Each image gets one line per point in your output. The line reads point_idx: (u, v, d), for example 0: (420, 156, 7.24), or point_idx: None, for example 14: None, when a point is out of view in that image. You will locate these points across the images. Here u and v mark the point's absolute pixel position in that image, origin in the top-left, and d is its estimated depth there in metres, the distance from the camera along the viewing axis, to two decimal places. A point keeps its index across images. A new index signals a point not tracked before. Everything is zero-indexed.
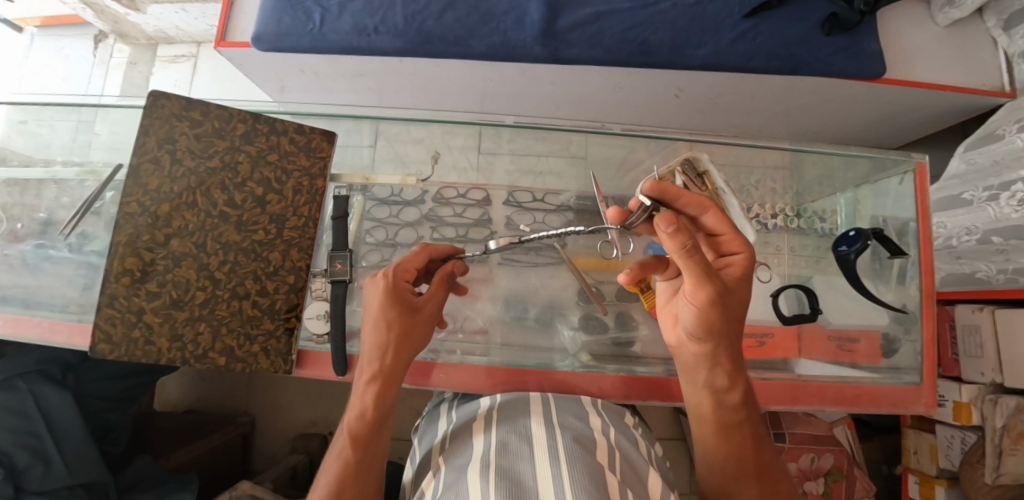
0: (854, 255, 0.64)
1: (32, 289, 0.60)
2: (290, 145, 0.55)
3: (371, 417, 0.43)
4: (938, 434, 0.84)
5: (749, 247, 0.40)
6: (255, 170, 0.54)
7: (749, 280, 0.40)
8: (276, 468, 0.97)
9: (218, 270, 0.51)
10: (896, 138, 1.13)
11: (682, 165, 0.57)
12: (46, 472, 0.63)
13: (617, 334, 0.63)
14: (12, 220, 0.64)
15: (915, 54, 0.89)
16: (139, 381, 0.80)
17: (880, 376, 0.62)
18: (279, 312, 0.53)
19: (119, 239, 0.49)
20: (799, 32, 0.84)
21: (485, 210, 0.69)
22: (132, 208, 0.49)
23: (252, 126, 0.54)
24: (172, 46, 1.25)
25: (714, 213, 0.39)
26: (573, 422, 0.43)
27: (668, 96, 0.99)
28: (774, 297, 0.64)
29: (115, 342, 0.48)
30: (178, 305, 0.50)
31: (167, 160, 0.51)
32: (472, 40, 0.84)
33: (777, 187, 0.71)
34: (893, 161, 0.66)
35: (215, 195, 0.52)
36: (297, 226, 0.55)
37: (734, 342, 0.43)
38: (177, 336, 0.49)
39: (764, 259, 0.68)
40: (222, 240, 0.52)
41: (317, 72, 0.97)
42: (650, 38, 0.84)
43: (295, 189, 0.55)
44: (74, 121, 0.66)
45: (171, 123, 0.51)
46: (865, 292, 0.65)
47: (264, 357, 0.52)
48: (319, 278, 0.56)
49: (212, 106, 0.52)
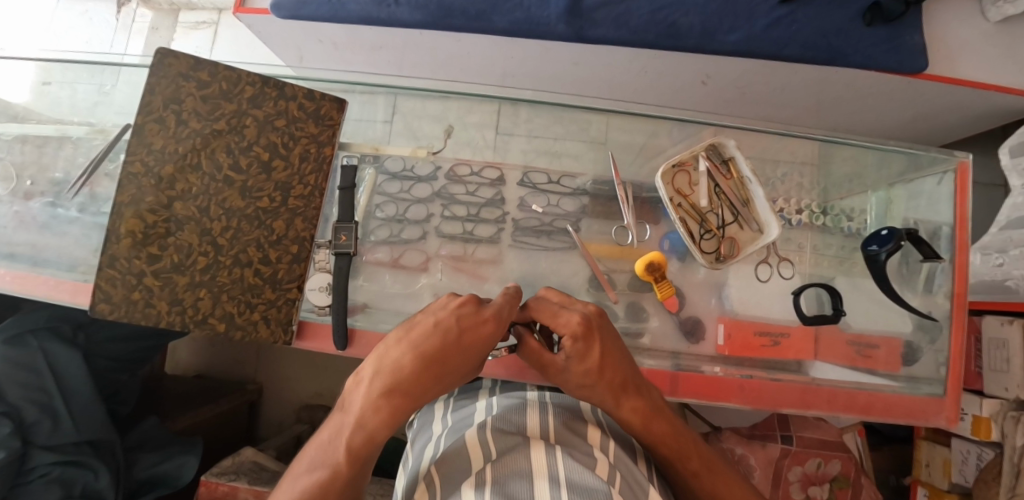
0: (885, 256, 0.60)
1: (42, 247, 0.61)
2: (299, 111, 0.53)
3: (379, 438, 0.40)
4: (953, 448, 0.80)
5: (565, 324, 0.44)
6: (262, 134, 0.52)
7: (583, 349, 0.43)
8: (280, 438, 0.99)
9: (221, 235, 0.50)
10: (930, 138, 1.08)
11: (708, 151, 0.64)
12: (54, 428, 0.65)
13: (627, 323, 0.62)
14: (27, 179, 0.65)
15: (958, 51, 0.84)
16: (149, 344, 0.81)
17: (898, 385, 0.59)
18: (282, 282, 0.52)
19: (123, 199, 0.49)
20: (837, 21, 0.79)
21: (499, 189, 0.66)
22: (136, 167, 0.49)
23: (260, 89, 0.52)
24: (193, 12, 1.23)
25: (534, 308, 0.47)
26: (573, 443, 0.42)
27: (693, 82, 0.96)
28: (795, 295, 0.62)
29: (114, 303, 0.48)
30: (179, 269, 0.49)
31: (173, 120, 0.50)
32: (494, 15, 0.81)
33: (804, 181, 0.67)
34: (933, 159, 0.64)
35: (220, 159, 0.51)
36: (303, 195, 0.53)
37: (617, 390, 0.45)
38: (178, 300, 0.49)
39: (786, 256, 0.66)
40: (226, 205, 0.51)
41: (336, 43, 0.96)
42: (680, 21, 0.80)
43: (302, 155, 0.53)
44: (97, 84, 0.68)
45: (178, 82, 0.50)
46: (892, 294, 0.63)
47: (264, 326, 0.51)
48: (324, 249, 0.54)
49: (220, 68, 0.51)
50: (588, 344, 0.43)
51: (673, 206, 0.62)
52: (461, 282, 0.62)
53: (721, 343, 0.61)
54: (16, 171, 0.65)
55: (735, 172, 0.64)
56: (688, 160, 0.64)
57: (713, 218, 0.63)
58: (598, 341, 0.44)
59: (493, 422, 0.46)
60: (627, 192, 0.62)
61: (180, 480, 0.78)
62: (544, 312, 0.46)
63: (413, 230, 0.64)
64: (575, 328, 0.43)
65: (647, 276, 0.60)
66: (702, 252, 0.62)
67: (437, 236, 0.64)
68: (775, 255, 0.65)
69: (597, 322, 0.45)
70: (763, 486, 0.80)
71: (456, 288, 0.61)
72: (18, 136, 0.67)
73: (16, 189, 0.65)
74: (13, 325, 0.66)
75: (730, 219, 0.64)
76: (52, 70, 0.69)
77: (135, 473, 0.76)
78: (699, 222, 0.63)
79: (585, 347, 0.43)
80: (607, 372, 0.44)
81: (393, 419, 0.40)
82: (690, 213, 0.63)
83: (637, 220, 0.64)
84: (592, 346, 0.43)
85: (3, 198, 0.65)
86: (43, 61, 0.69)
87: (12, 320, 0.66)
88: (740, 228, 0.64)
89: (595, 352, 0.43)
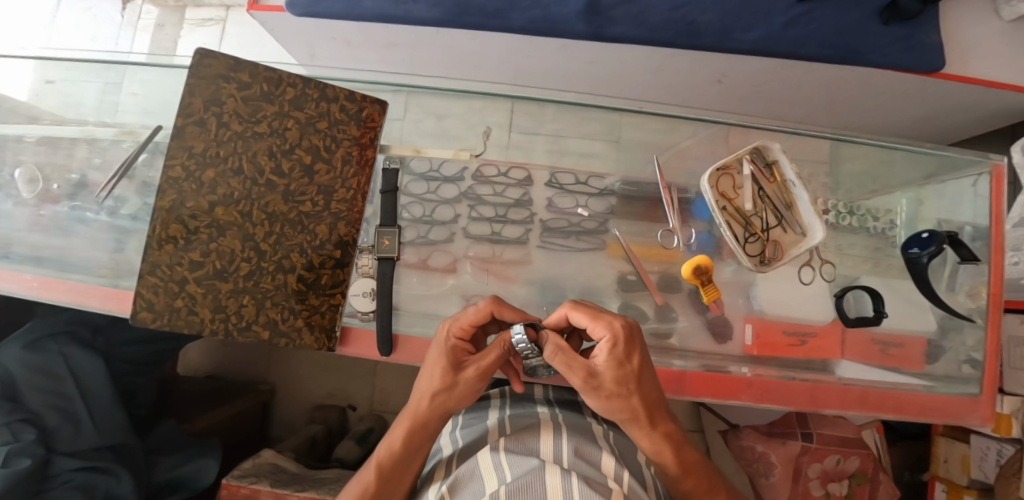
0: (926, 259, 0.60)
1: (63, 251, 0.60)
2: (342, 113, 0.53)
3: (395, 453, 0.47)
4: (972, 444, 0.81)
5: (608, 326, 0.41)
6: (304, 136, 0.52)
7: (623, 357, 0.41)
8: (295, 439, 0.97)
9: (264, 241, 0.50)
10: (939, 136, 1.09)
11: (751, 154, 0.63)
12: (76, 432, 0.64)
13: (656, 324, 0.62)
14: (52, 181, 0.64)
15: (973, 49, 0.84)
16: (163, 346, 0.80)
17: (923, 383, 0.60)
18: (325, 289, 0.51)
19: (163, 204, 0.48)
20: (855, 18, 0.79)
21: (526, 190, 0.66)
22: (176, 172, 0.48)
23: (301, 90, 0.52)
24: (200, 9, 1.21)
25: (573, 306, 0.44)
26: (582, 467, 0.42)
27: (710, 81, 0.96)
28: (836, 297, 0.62)
29: (157, 311, 0.47)
30: (221, 275, 0.49)
31: (212, 123, 0.49)
32: (511, 13, 0.80)
33: (828, 182, 0.68)
34: (969, 161, 0.65)
35: (263, 162, 0.50)
36: (345, 199, 0.53)
37: (645, 405, 0.43)
38: (221, 307, 0.48)
39: (828, 258, 0.66)
40: (270, 209, 0.50)
41: (349, 40, 0.94)
42: (698, 19, 0.79)
43: (345, 158, 0.53)
44: (101, 83, 0.67)
45: (216, 83, 0.49)
46: (932, 295, 0.63)
47: (309, 333, 0.50)
48: (364, 254, 0.54)
49: (260, 68, 0.50)
50: (629, 350, 0.41)
51: (719, 210, 0.61)
52: (488, 284, 0.61)
53: (749, 343, 0.61)
54: (37, 171, 0.64)
55: (778, 175, 0.64)
56: (732, 164, 0.63)
57: (757, 221, 0.63)
58: (638, 350, 0.42)
59: (507, 443, 0.46)
60: (671, 195, 0.63)
61: (200, 483, 0.77)
62: (586, 312, 0.43)
63: (440, 231, 0.63)
64: (618, 331, 0.41)
65: (694, 279, 0.59)
66: (747, 254, 0.62)
67: (465, 237, 0.63)
68: (817, 257, 0.65)
69: (638, 331, 0.43)
70: (783, 484, 0.82)
71: (483, 290, 0.61)
72: (37, 138, 0.66)
73: (38, 190, 0.64)
74: (27, 334, 0.65)
75: (773, 222, 0.63)
76: (77, 70, 0.68)
77: (155, 476, 0.74)
78: (744, 225, 0.62)
79: (627, 353, 0.41)
80: (642, 384, 0.42)
81: (404, 437, 0.46)
82: (734, 217, 0.62)
83: (682, 225, 0.64)
84: (633, 354, 0.41)
85: (26, 200, 0.64)
86: (62, 59, 0.68)
87: (28, 327, 0.66)
88: (783, 231, 0.63)
89: (635, 361, 0.41)
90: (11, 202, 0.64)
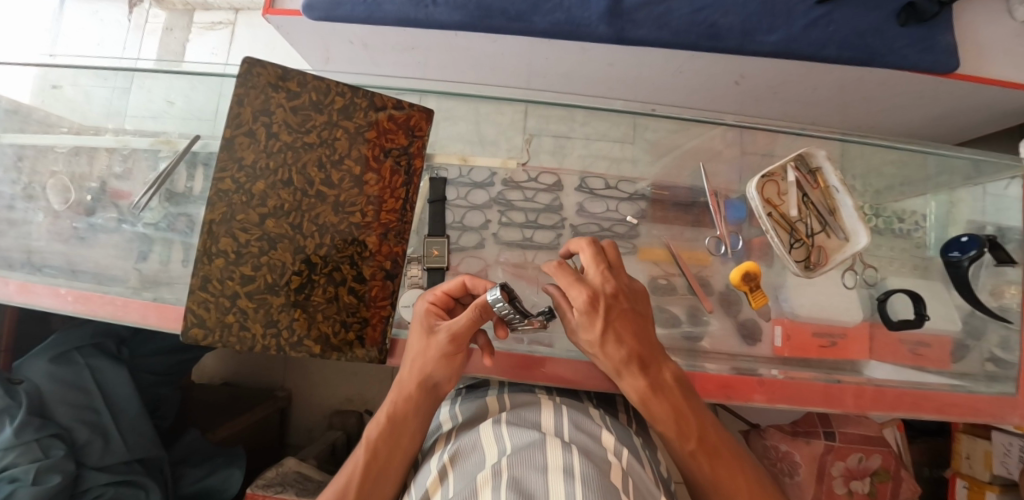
0: (968, 263, 0.62)
1: (92, 261, 0.59)
2: (390, 122, 0.56)
3: (382, 425, 0.49)
4: (994, 440, 0.81)
5: (575, 296, 0.45)
6: (353, 147, 0.55)
7: (587, 324, 0.45)
8: (316, 446, 0.95)
9: (314, 253, 0.53)
10: (952, 134, 1.09)
11: (796, 161, 0.63)
12: (105, 447, 0.63)
13: (689, 328, 0.61)
14: (81, 191, 0.63)
15: (989, 51, 0.84)
16: (189, 356, 0.80)
17: (954, 382, 0.60)
18: (375, 300, 0.53)
19: (215, 216, 0.50)
20: (873, 21, 0.79)
21: (556, 195, 0.66)
22: (226, 184, 0.51)
23: (349, 99, 0.55)
24: (209, 12, 1.19)
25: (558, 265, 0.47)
26: (583, 440, 0.43)
27: (727, 83, 0.96)
28: (880, 300, 0.63)
29: (208, 327, 0.50)
30: (273, 290, 0.51)
31: (262, 133, 0.53)
32: (535, 16, 0.80)
33: (852, 184, 0.69)
34: (1004, 164, 0.67)
35: (315, 172, 0.54)
36: (394, 209, 0.56)
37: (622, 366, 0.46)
38: (273, 322, 0.51)
39: (870, 262, 0.66)
40: (319, 221, 0.54)
41: (366, 44, 0.93)
42: (719, 21, 0.79)
43: (394, 168, 0.56)
44: (111, 90, 0.67)
45: (266, 92, 0.53)
46: (972, 297, 0.63)
47: (360, 345, 0.52)
48: (414, 264, 0.58)
49: (309, 78, 0.54)
50: (591, 320, 0.44)
51: (767, 216, 0.61)
52: (519, 289, 0.60)
53: (780, 345, 0.60)
54: (68, 182, 0.63)
55: (822, 180, 0.64)
56: (777, 172, 0.63)
57: (803, 228, 0.63)
58: (602, 319, 0.44)
59: (507, 416, 0.46)
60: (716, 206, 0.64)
61: (225, 493, 0.76)
62: (564, 275, 0.46)
63: (470, 237, 0.62)
64: (580, 302, 0.44)
65: (742, 285, 0.59)
66: (794, 259, 0.62)
67: (496, 243, 0.62)
68: (859, 261, 0.65)
69: (604, 300, 0.44)
70: (807, 484, 0.82)
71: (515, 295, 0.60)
72: (61, 148, 0.65)
73: (70, 201, 0.63)
74: (59, 343, 0.67)
75: (817, 228, 0.64)
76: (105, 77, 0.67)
77: (182, 488, 0.75)
78: (790, 231, 0.62)
79: (587, 317, 0.44)
80: (612, 349, 0.45)
81: (391, 407, 0.50)
82: (780, 223, 0.62)
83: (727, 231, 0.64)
84: (595, 323, 0.44)
85: (57, 210, 0.62)
86: (87, 68, 0.67)
87: (58, 338, 0.67)
88: (826, 236, 0.64)
89: (598, 330, 0.44)
90: (42, 214, 0.63)
